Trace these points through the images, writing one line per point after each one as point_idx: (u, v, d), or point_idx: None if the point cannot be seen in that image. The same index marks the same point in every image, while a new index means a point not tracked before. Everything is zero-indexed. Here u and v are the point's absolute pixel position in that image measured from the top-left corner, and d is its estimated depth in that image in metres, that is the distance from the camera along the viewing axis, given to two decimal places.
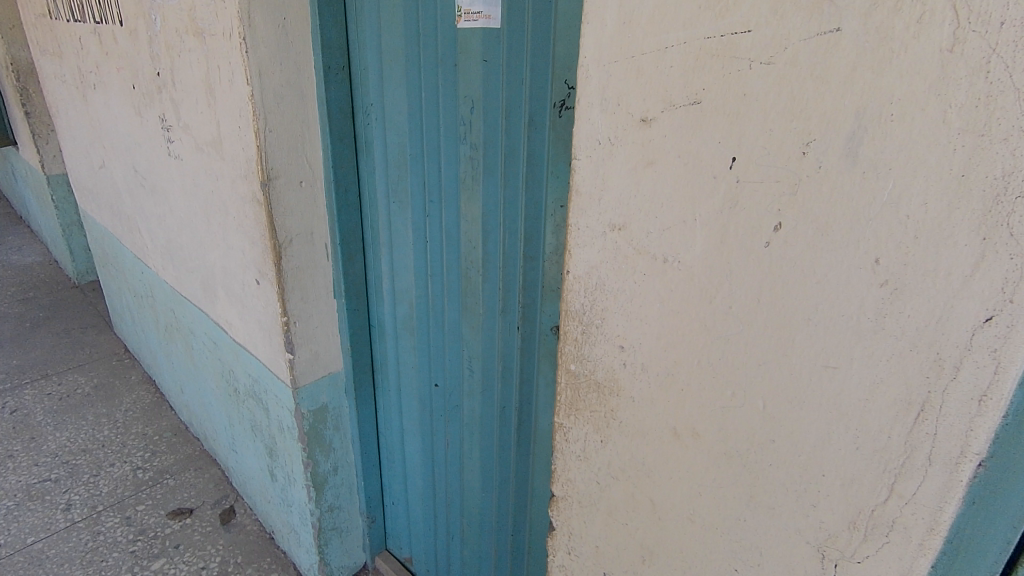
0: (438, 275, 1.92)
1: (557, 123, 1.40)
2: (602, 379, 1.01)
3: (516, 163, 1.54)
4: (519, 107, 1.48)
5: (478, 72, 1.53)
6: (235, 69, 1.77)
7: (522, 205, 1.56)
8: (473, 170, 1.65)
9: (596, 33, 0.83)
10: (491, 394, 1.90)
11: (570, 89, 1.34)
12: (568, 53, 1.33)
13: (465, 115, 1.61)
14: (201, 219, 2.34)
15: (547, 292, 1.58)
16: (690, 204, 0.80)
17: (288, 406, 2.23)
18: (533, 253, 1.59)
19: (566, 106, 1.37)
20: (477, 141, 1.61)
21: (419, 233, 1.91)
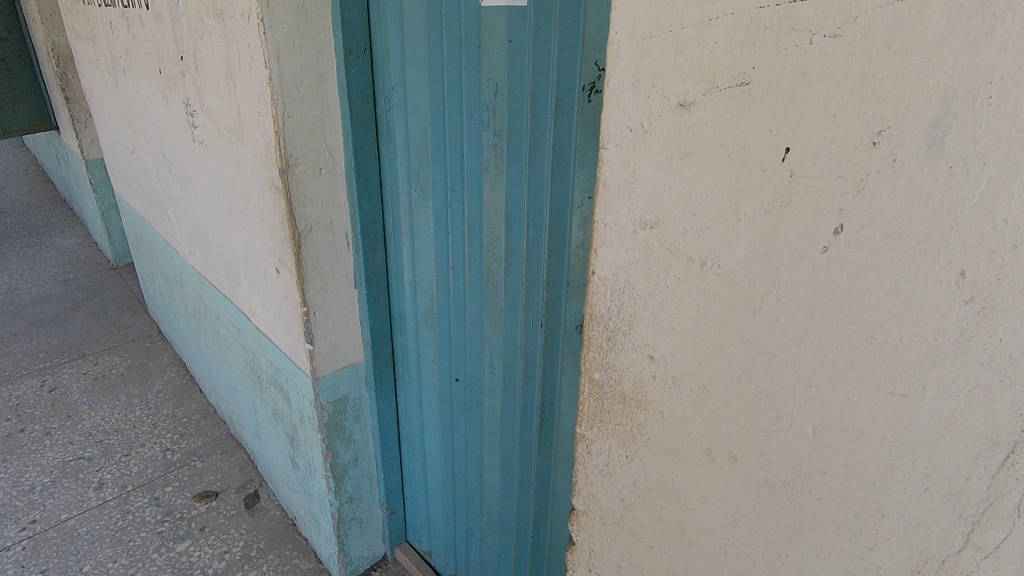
0: (460, 267, 1.85)
1: (587, 107, 1.30)
2: (628, 391, 0.92)
3: (542, 151, 1.44)
4: (545, 90, 1.38)
5: (503, 52, 1.44)
6: (253, 51, 1.71)
7: (548, 195, 1.47)
8: (497, 158, 1.57)
9: (628, 4, 0.73)
10: (512, 391, 1.82)
11: (601, 71, 1.25)
12: (600, 32, 1.22)
13: (488, 100, 1.52)
14: (224, 205, 2.32)
15: (574, 288, 1.49)
16: (733, 201, 0.70)
17: (308, 396, 2.21)
18: (559, 246, 1.51)
19: (596, 89, 1.27)
20: (501, 127, 1.52)
21: (441, 224, 1.84)
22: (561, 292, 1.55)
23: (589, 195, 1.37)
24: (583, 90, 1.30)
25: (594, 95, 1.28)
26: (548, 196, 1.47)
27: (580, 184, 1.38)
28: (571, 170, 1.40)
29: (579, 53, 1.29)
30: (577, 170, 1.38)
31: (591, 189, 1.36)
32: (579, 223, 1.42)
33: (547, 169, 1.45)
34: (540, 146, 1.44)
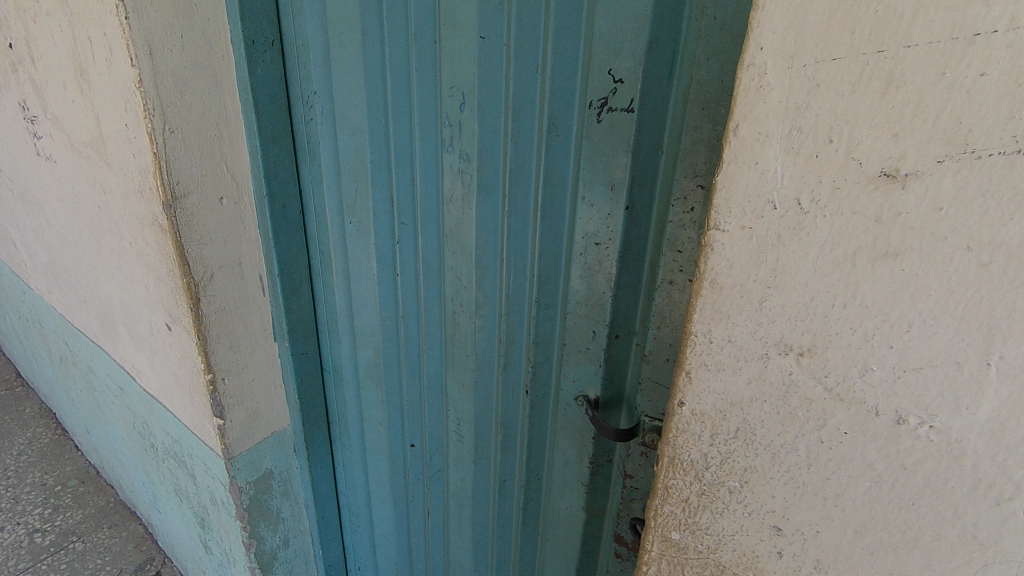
0: (415, 316, 1.50)
1: (595, 128, 1.00)
2: (730, 561, 0.69)
3: (530, 181, 1.13)
4: (535, 104, 1.06)
5: (473, 52, 1.09)
6: (112, 42, 1.22)
7: (537, 236, 1.16)
8: (465, 188, 1.23)
9: (793, 14, 0.49)
10: (486, 463, 1.51)
11: (616, 83, 0.94)
12: (614, 31, 0.91)
13: (452, 113, 1.18)
14: (87, 239, 1.78)
15: (571, 350, 1.20)
16: (979, 330, 0.46)
17: (220, 478, 1.76)
18: (551, 298, 1.20)
19: (609, 107, 0.96)
20: (471, 150, 1.18)
21: (387, 264, 1.48)
22: (552, 353, 1.25)
23: (595, 241, 1.07)
24: (588, 107, 0.99)
25: (606, 113, 0.97)
26: (538, 237, 1.16)
27: (583, 226, 1.08)
28: (568, 207, 1.10)
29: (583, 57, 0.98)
30: (579, 209, 1.08)
31: (598, 233, 1.06)
32: (580, 274, 1.12)
33: (534, 203, 1.14)
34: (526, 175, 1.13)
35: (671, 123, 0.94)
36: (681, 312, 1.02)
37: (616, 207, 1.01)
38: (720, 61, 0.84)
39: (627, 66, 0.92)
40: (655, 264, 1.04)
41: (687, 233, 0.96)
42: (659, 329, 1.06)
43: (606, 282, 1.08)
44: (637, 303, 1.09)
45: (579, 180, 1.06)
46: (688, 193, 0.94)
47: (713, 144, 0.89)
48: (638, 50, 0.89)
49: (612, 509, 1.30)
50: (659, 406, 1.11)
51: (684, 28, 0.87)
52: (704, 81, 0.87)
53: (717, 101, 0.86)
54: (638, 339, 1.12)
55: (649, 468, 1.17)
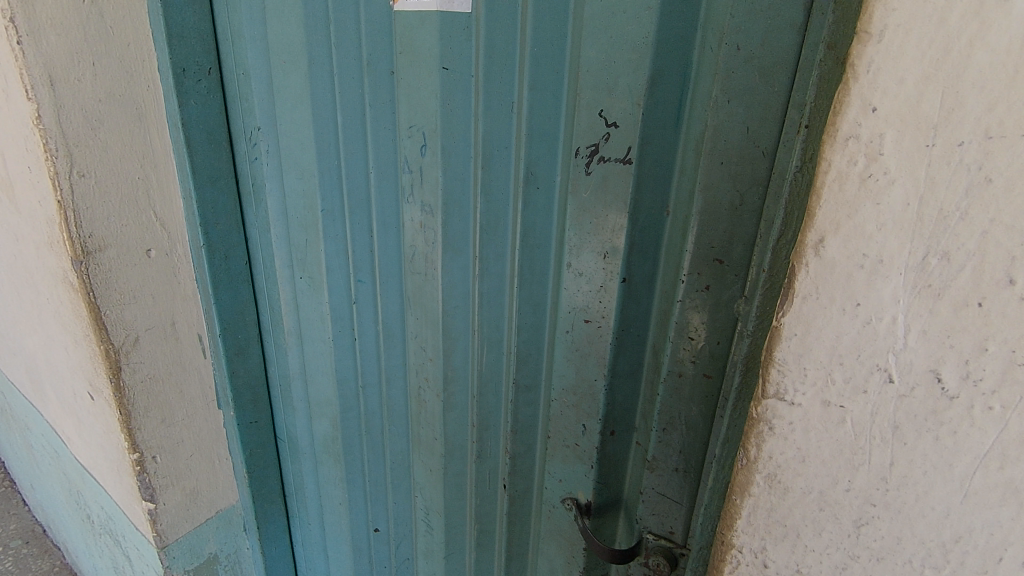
0: (376, 386, 1.29)
1: (581, 181, 0.79)
2: None
3: (506, 241, 0.93)
4: (510, 148, 0.86)
5: (434, 86, 0.90)
6: (5, 70, 1.02)
7: (514, 307, 0.95)
8: (428, 245, 1.02)
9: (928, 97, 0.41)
10: (459, 560, 1.28)
11: (609, 127, 0.74)
12: (606, 63, 0.72)
13: (412, 157, 0.98)
14: (8, 288, 1.56)
15: (556, 444, 0.98)
16: None
17: (154, 567, 1.53)
18: (532, 379, 0.99)
19: (601, 156, 0.76)
20: (433, 201, 0.97)
21: (342, 327, 1.26)
22: (535, 442, 1.04)
23: (584, 317, 0.86)
24: (575, 155, 0.79)
25: (597, 164, 0.77)
26: (514, 308, 0.95)
27: (567, 299, 0.87)
28: (551, 274, 0.90)
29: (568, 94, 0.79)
30: (564, 278, 0.87)
31: (588, 308, 0.85)
32: (565, 354, 0.91)
33: (511, 267, 0.94)
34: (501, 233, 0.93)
35: (680, 177, 0.73)
36: (692, 413, 0.79)
37: (610, 279, 0.81)
38: (745, 102, 0.63)
39: (622, 106, 0.72)
40: (659, 350, 0.82)
41: (701, 317, 0.74)
42: (665, 432, 0.83)
43: (598, 367, 0.87)
44: (638, 392, 0.88)
45: (564, 243, 0.85)
46: (702, 267, 0.72)
47: (736, 208, 0.67)
48: (636, 87, 0.70)
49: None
50: (664, 522, 0.88)
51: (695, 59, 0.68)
52: (725, 127, 0.65)
53: (742, 155, 0.65)
54: (638, 436, 0.90)
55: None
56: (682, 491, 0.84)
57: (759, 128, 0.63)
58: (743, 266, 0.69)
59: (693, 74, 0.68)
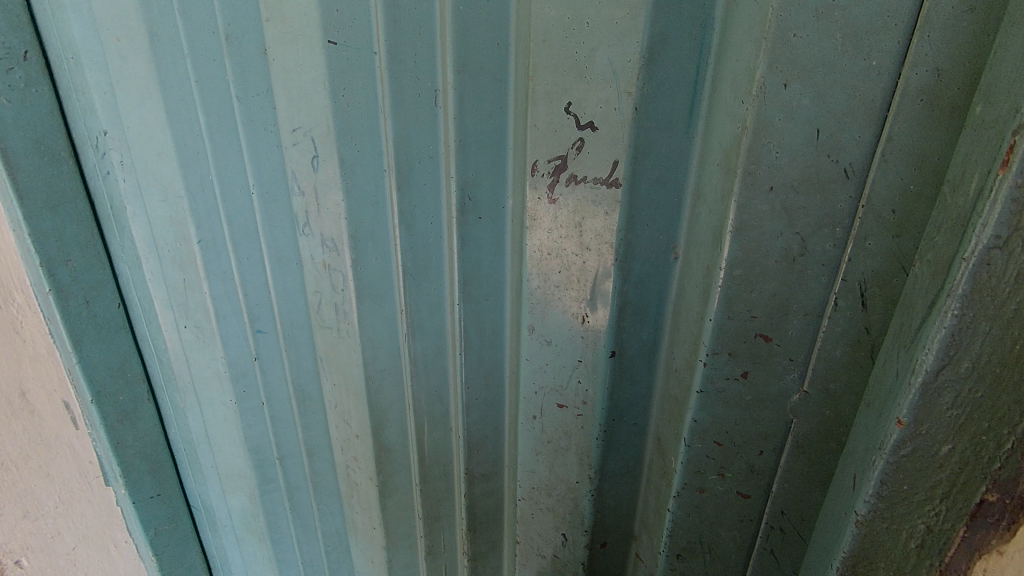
0: (297, 455, 1.01)
1: (542, 210, 0.52)
2: None
3: (441, 284, 0.67)
4: (438, 158, 0.60)
5: (320, 70, 0.61)
6: None
7: (459, 378, 0.68)
8: (338, 293, 0.73)
9: None
10: None
11: (582, 130, 0.47)
12: (571, 26, 0.45)
13: (302, 173, 0.69)
14: None
15: (529, 551, 0.73)
16: None
17: None
18: (491, 465, 0.74)
19: (572, 176, 0.49)
20: (339, 234, 0.69)
21: (245, 388, 0.97)
22: (499, 536, 0.80)
23: (557, 400, 0.60)
24: (531, 173, 0.51)
25: (566, 187, 0.50)
26: (461, 378, 0.68)
27: (530, 373, 0.61)
28: (509, 330, 0.64)
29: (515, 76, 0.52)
30: (526, 347, 0.60)
31: (562, 388, 0.59)
32: (534, 446, 0.65)
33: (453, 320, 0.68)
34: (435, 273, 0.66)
35: (695, 205, 0.47)
36: (720, 539, 0.55)
37: (592, 350, 0.55)
38: (815, 86, 0.37)
39: (602, 97, 0.45)
40: (665, 448, 0.56)
41: (734, 414, 0.49)
42: (680, 561, 0.58)
43: (581, 465, 0.62)
44: (637, 494, 0.63)
45: (523, 299, 0.57)
46: (735, 346, 0.46)
47: (793, 258, 0.41)
48: (625, 65, 0.43)
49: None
50: None
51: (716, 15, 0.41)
52: (778, 130, 0.38)
53: (806, 176, 0.39)
54: (639, 549, 0.65)
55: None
56: None
57: (838, 131, 0.37)
58: (803, 347, 0.44)
59: (711, 43, 0.42)
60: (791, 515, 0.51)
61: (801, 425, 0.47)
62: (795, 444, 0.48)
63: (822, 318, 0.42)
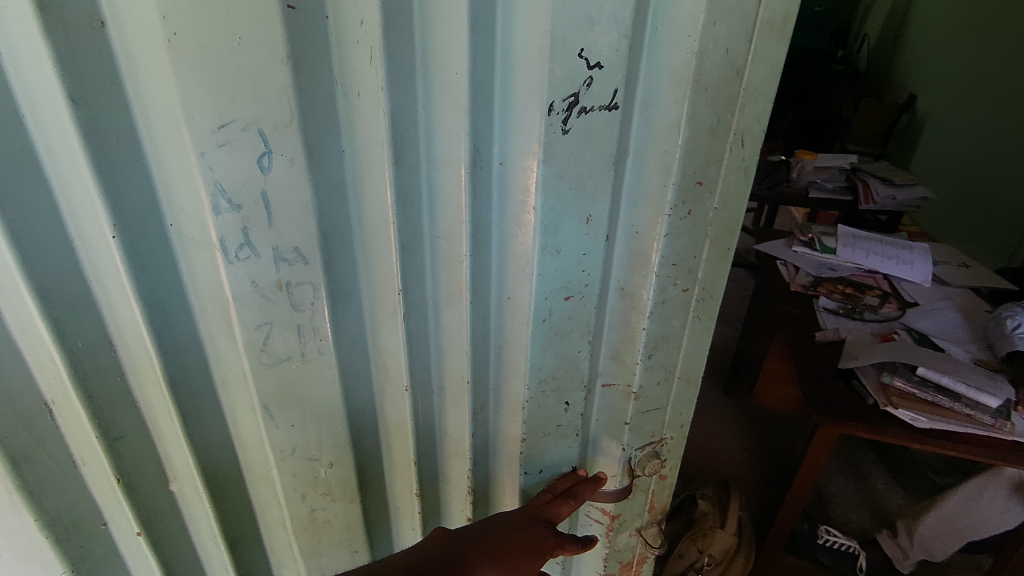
0: (216, 555, 0.85)
1: (556, 143, 0.61)
2: (641, 511, 0.98)
3: (438, 250, 0.68)
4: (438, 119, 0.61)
5: (275, 43, 0.52)
6: None
7: (468, 332, 0.72)
8: (301, 312, 0.66)
9: None
10: None
11: (591, 70, 0.57)
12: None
13: (234, 184, 0.58)
14: None
15: (534, 441, 0.83)
16: None
17: None
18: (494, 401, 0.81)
19: (581, 108, 0.59)
20: (309, 244, 0.62)
21: (81, 544, 0.72)
22: (495, 466, 0.88)
23: (564, 295, 0.71)
24: (546, 113, 0.59)
25: (577, 117, 0.60)
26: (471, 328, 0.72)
27: (543, 288, 0.70)
28: (514, 268, 0.70)
29: (517, 28, 0.57)
30: (539, 263, 0.68)
31: (569, 283, 0.71)
32: (542, 345, 0.74)
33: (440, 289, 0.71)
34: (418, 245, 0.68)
35: (645, 111, 0.63)
36: (674, 331, 0.77)
37: (594, 242, 0.69)
38: (729, 17, 0.58)
39: (607, 42, 0.56)
40: (634, 292, 0.74)
41: (680, 243, 0.70)
42: (649, 356, 0.78)
43: (584, 337, 0.75)
44: (603, 344, 0.79)
45: (538, 224, 0.65)
46: (685, 196, 0.67)
47: (714, 128, 0.63)
48: (625, 18, 0.55)
49: (586, 565, 1.02)
50: (645, 430, 0.86)
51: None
52: (709, 49, 0.59)
53: (722, 77, 0.60)
54: (605, 379, 0.82)
55: (640, 492, 0.95)
56: (662, 396, 0.83)
57: (738, 43, 0.59)
58: (719, 181, 0.67)
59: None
60: (709, 291, 0.75)
61: (716, 230, 0.71)
62: (717, 246, 0.72)
63: (723, 159, 0.66)
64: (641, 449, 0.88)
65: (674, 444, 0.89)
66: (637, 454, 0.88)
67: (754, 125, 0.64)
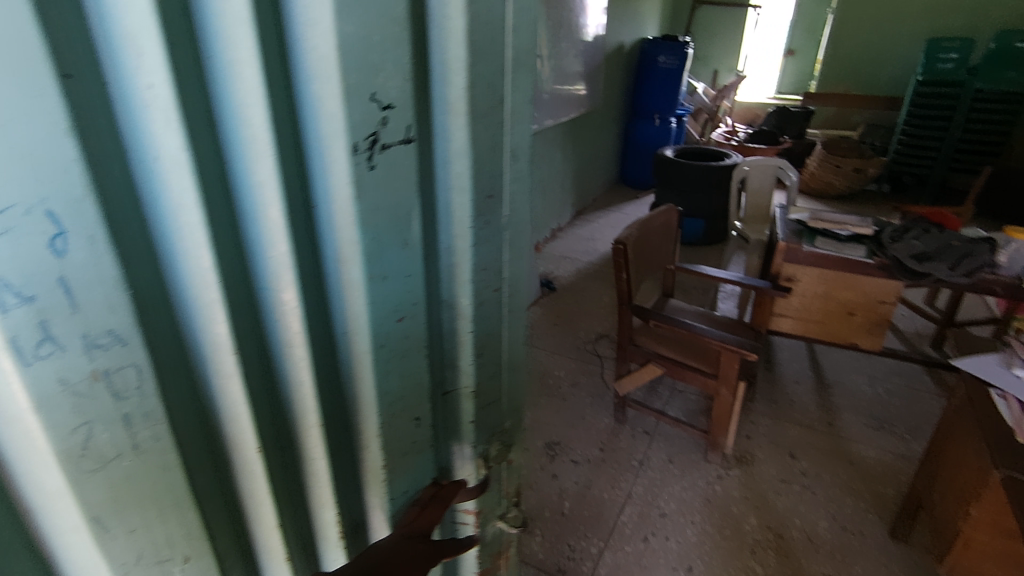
0: None
1: (367, 182, 0.59)
2: (507, 493, 1.03)
3: (258, 296, 0.59)
4: (241, 161, 0.53)
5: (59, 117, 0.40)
6: None
7: (310, 380, 0.66)
8: (127, 403, 0.49)
9: None
10: None
11: (383, 110, 0.57)
12: (364, 41, 0.53)
13: (26, 276, 0.40)
14: None
15: (396, 463, 0.79)
16: None
17: None
18: (348, 442, 0.75)
19: (382, 144, 0.59)
20: (127, 318, 0.47)
21: None
22: (367, 511, 0.83)
23: (395, 316, 0.69)
24: (350, 153, 0.57)
25: (379, 151, 0.59)
26: (312, 382, 0.66)
27: (371, 317, 0.67)
28: (336, 299, 0.64)
29: (309, 57, 0.53)
30: (367, 289, 0.64)
31: (399, 303, 0.69)
32: (384, 363, 0.70)
33: (276, 349, 0.62)
34: (241, 290, 0.58)
35: (439, 136, 0.66)
36: (488, 334, 0.83)
37: (416, 259, 0.68)
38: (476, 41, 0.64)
39: (397, 85, 0.57)
40: (455, 301, 0.77)
41: (479, 250, 0.76)
42: (478, 354, 0.83)
43: (419, 335, 0.73)
44: (438, 356, 0.81)
45: (358, 247, 0.62)
46: (480, 210, 0.73)
47: (492, 148, 0.70)
48: (405, 63, 0.57)
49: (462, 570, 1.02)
50: (486, 428, 0.91)
51: (432, 16, 0.60)
52: (464, 82, 0.64)
53: (491, 106, 0.68)
54: (445, 376, 0.82)
55: (495, 484, 0.99)
56: (495, 393, 0.89)
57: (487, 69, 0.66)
58: (498, 187, 0.74)
59: (437, 32, 0.61)
60: (504, 300, 0.83)
61: (510, 229, 0.78)
62: (502, 247, 0.78)
63: (500, 178, 0.73)
64: (488, 443, 0.93)
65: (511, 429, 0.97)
66: (486, 449, 0.93)
67: (521, 141, 0.75)
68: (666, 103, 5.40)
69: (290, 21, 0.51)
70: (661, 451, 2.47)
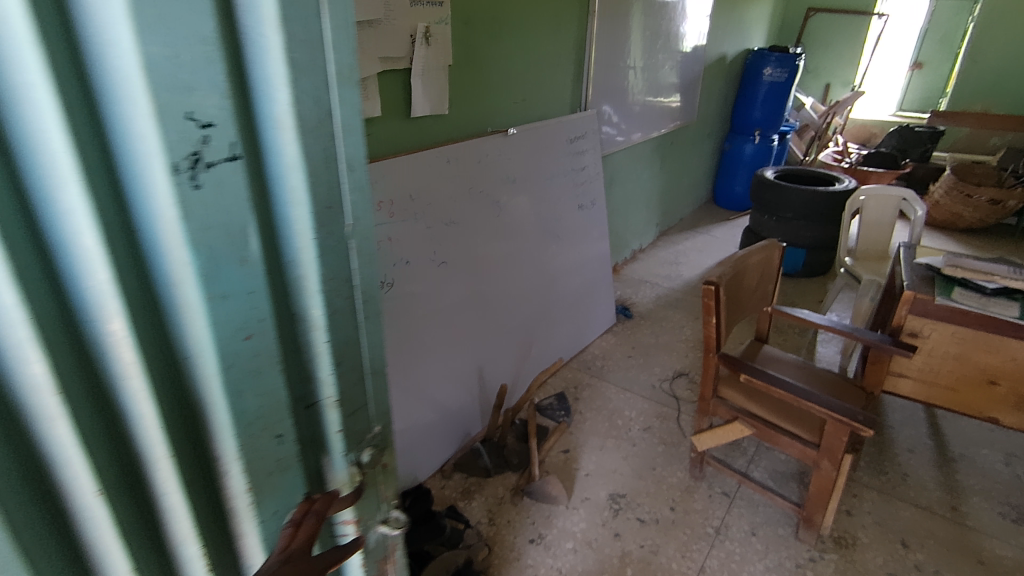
0: None
1: (193, 205, 0.47)
2: (384, 494, 0.80)
3: (81, 336, 0.47)
4: (39, 178, 0.42)
5: None
6: None
7: (158, 423, 0.52)
8: None
9: None
10: None
11: (203, 128, 0.46)
12: (172, 51, 0.42)
13: None
14: None
15: (260, 488, 0.61)
16: None
17: None
18: (212, 511, 0.60)
19: (206, 163, 0.47)
20: None
21: None
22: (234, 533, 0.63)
23: (243, 333, 0.54)
24: (172, 174, 0.45)
25: (205, 171, 0.47)
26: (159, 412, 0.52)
27: (203, 330, 0.51)
28: (171, 328, 0.51)
29: (112, 59, 0.41)
30: (210, 318, 0.51)
31: (246, 321, 0.53)
32: (239, 399, 0.56)
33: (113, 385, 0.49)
34: (66, 347, 0.46)
35: (264, 157, 0.52)
36: (352, 338, 0.65)
37: (262, 279, 0.54)
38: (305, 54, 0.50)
39: (216, 103, 0.46)
40: (305, 316, 0.60)
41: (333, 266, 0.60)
42: (338, 358, 0.64)
43: (279, 370, 0.58)
44: (293, 373, 0.61)
45: (194, 279, 0.49)
46: (325, 222, 0.57)
47: (332, 159, 0.56)
48: (224, 82, 0.46)
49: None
50: (359, 433, 0.71)
51: (245, 25, 0.47)
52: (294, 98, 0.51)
53: (323, 121, 0.54)
54: (308, 399, 0.64)
55: (372, 486, 0.77)
56: (361, 392, 0.69)
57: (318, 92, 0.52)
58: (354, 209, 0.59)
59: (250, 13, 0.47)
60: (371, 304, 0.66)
61: (360, 243, 0.62)
62: (361, 251, 0.62)
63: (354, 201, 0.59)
64: (359, 449, 0.72)
65: (387, 426, 0.76)
66: (358, 455, 0.72)
67: (359, 153, 0.59)
68: (768, 119, 4.97)
69: (82, 27, 0.41)
70: (742, 520, 2.16)
